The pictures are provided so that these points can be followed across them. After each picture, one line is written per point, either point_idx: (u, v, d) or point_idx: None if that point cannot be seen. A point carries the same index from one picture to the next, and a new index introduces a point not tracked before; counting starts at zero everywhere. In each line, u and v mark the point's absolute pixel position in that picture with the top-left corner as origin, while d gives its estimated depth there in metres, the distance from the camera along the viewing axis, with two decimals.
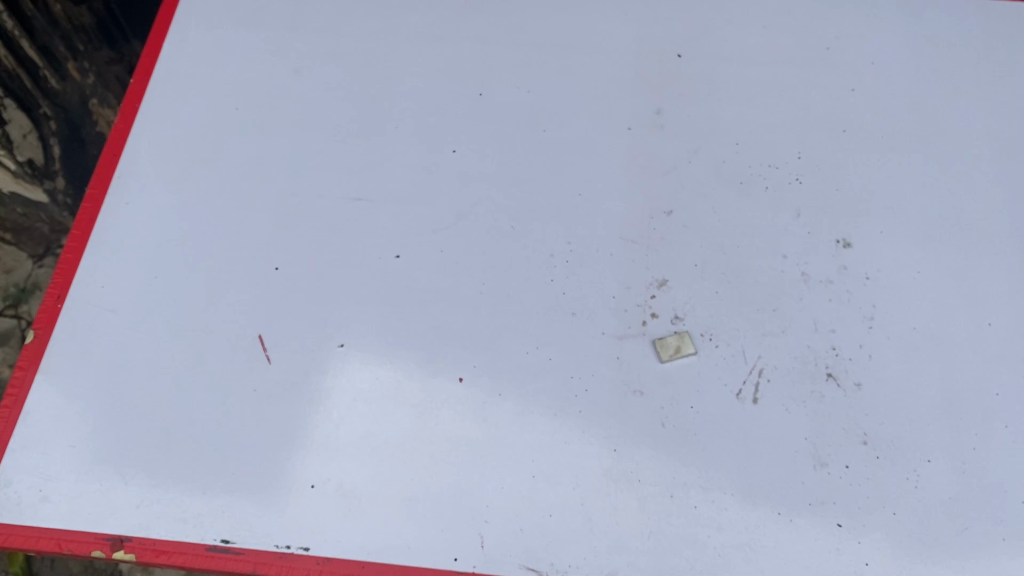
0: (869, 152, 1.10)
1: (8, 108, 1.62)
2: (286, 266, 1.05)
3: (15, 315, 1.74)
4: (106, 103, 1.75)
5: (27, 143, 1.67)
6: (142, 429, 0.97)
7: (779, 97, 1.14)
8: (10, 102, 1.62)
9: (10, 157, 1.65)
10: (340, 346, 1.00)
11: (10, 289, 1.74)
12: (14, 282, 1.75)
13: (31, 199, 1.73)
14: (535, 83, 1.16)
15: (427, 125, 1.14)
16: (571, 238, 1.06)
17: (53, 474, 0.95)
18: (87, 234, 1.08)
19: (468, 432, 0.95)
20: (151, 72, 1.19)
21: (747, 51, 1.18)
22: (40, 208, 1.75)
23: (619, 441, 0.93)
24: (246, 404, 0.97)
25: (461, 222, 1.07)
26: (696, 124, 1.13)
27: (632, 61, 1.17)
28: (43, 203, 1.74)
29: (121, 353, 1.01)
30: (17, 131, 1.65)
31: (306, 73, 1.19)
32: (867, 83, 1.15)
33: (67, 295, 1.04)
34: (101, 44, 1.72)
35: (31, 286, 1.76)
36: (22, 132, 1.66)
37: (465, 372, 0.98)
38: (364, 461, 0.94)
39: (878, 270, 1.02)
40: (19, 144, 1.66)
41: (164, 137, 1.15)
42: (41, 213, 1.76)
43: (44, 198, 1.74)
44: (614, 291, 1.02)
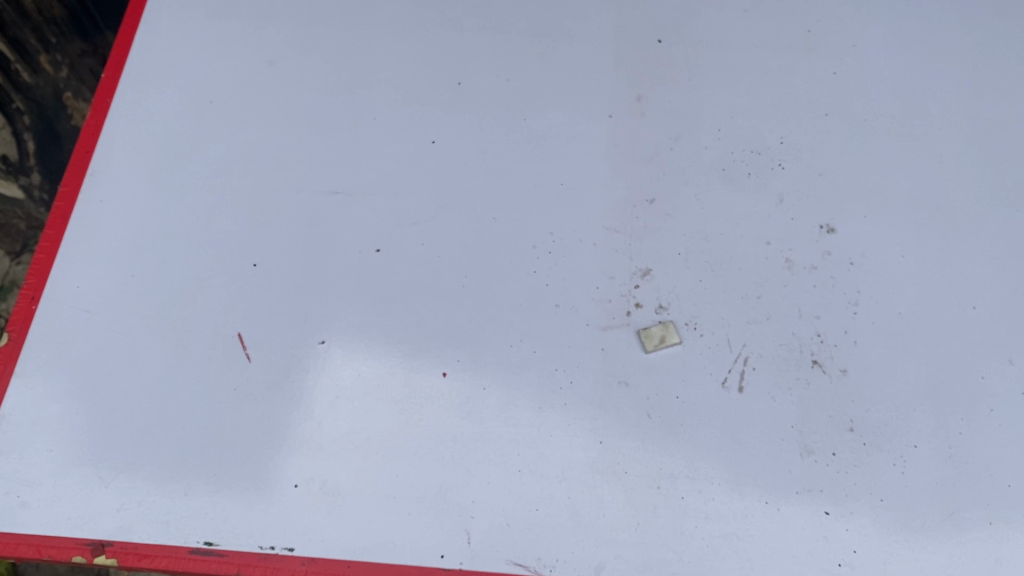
0: (852, 136, 1.09)
1: None
2: (265, 261, 1.04)
3: None
4: (81, 96, 1.72)
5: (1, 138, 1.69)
6: (121, 431, 0.96)
7: (761, 81, 1.13)
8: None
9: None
10: (322, 343, 0.99)
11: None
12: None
13: (8, 194, 1.70)
14: (514, 70, 1.15)
15: (405, 115, 1.13)
16: (553, 228, 1.04)
17: (31, 478, 0.93)
18: (61, 233, 1.06)
19: (453, 427, 0.94)
20: (122, 66, 1.17)
21: (727, 35, 1.17)
22: (16, 204, 1.70)
23: (606, 434, 0.93)
24: (227, 403, 0.96)
25: (442, 214, 1.06)
26: (678, 110, 1.12)
27: (612, 47, 1.16)
28: (19, 199, 1.70)
29: (98, 355, 0.99)
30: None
31: (281, 64, 1.17)
32: (848, 66, 1.14)
33: (42, 296, 1.03)
34: (74, 36, 1.70)
35: (10, 284, 1.67)
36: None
37: (448, 366, 0.97)
38: (347, 459, 0.93)
39: (862, 255, 1.02)
40: None
41: (137, 134, 1.13)
42: (17, 209, 1.70)
43: (20, 194, 1.70)
44: (598, 282, 1.01)
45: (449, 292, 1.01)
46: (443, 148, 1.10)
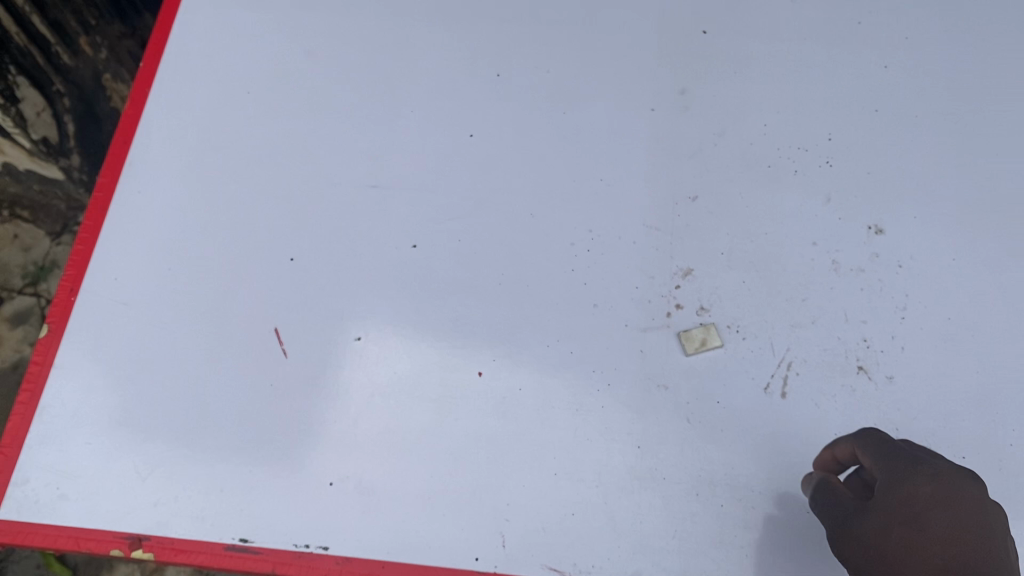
0: (902, 132, 1.06)
1: (20, 86, 1.58)
2: (302, 256, 1.03)
3: (34, 293, 1.76)
4: (119, 78, 1.77)
5: (41, 121, 1.64)
6: (159, 425, 0.96)
7: (809, 75, 1.10)
8: (23, 80, 1.58)
9: (24, 135, 1.62)
10: (358, 340, 0.99)
11: (29, 267, 1.75)
12: (32, 261, 1.76)
13: (46, 175, 1.72)
14: (554, 62, 1.12)
15: (442, 108, 1.11)
16: (593, 226, 1.03)
17: (70, 470, 0.94)
18: (99, 225, 1.06)
19: (488, 428, 0.93)
20: (161, 53, 1.15)
21: (775, 25, 1.13)
22: (57, 185, 1.76)
23: (644, 438, 0.91)
24: (264, 400, 0.96)
25: (479, 210, 1.05)
26: (722, 104, 1.09)
27: (655, 38, 1.13)
28: (59, 180, 1.75)
29: (136, 348, 1.00)
30: (30, 109, 1.61)
31: (318, 53, 1.15)
32: (901, 59, 1.10)
33: (80, 288, 1.03)
34: (113, 19, 1.71)
35: (50, 264, 1.78)
36: (36, 110, 1.62)
37: (484, 366, 0.96)
38: (383, 458, 0.93)
39: (911, 257, 0.99)
40: (32, 122, 1.63)
41: (174, 123, 1.11)
42: (57, 190, 1.76)
43: (60, 175, 1.74)
44: (638, 282, 0.99)
45: (486, 290, 1.00)
46: (482, 142, 1.09)
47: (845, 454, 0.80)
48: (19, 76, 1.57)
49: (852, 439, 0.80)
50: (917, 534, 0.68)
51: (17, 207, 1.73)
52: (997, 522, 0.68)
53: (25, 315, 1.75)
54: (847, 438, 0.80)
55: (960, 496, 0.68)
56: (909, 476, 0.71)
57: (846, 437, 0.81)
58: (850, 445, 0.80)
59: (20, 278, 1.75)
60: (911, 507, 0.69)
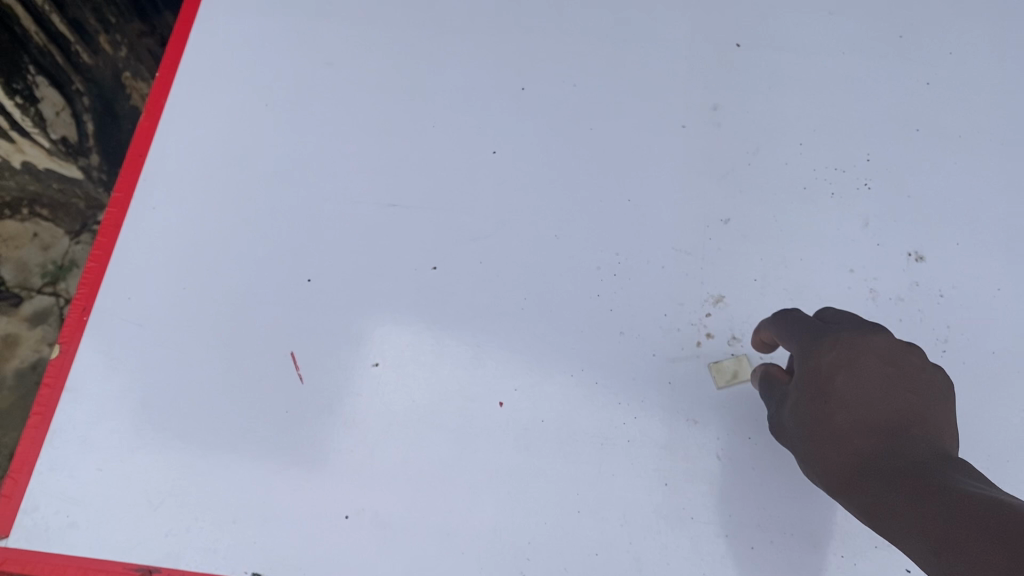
0: (945, 152, 1.02)
1: (40, 86, 1.52)
2: (320, 277, 1.00)
3: (53, 292, 1.71)
4: (139, 77, 1.69)
5: (61, 121, 1.58)
6: (172, 452, 0.93)
7: (847, 91, 1.05)
8: (42, 80, 1.52)
9: (44, 135, 1.56)
10: (376, 365, 0.96)
11: (48, 266, 1.70)
12: (51, 260, 1.70)
13: (65, 175, 1.67)
14: (581, 76, 1.08)
15: (465, 123, 1.07)
16: (621, 249, 0.99)
17: (80, 497, 0.92)
18: (113, 242, 1.03)
19: (509, 461, 0.90)
20: (176, 68, 1.11)
21: (812, 41, 1.08)
22: (75, 185, 1.69)
23: (671, 475, 0.89)
24: (278, 427, 0.93)
25: (502, 230, 1.01)
26: (756, 122, 1.05)
27: (687, 52, 1.09)
28: (79, 179, 1.68)
29: (149, 371, 0.97)
30: (51, 109, 1.55)
31: (338, 64, 1.11)
32: (944, 75, 1.06)
33: (93, 307, 1.00)
34: (134, 18, 1.63)
35: (69, 264, 1.72)
36: (56, 110, 1.56)
37: (506, 396, 0.93)
38: (399, 490, 0.90)
39: (953, 286, 0.95)
40: (52, 121, 1.56)
41: (188, 135, 1.07)
42: (76, 189, 1.70)
43: (79, 174, 1.67)
44: (667, 308, 0.96)
45: (509, 316, 0.97)
46: (506, 160, 1.05)
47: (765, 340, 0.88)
48: (37, 75, 1.50)
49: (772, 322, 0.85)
50: (830, 394, 0.74)
51: (37, 206, 1.69)
52: (910, 362, 0.74)
53: (43, 315, 1.69)
54: (768, 325, 0.86)
55: (865, 349, 0.75)
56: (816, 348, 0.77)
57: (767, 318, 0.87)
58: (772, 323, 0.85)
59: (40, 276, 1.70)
60: (819, 370, 0.76)
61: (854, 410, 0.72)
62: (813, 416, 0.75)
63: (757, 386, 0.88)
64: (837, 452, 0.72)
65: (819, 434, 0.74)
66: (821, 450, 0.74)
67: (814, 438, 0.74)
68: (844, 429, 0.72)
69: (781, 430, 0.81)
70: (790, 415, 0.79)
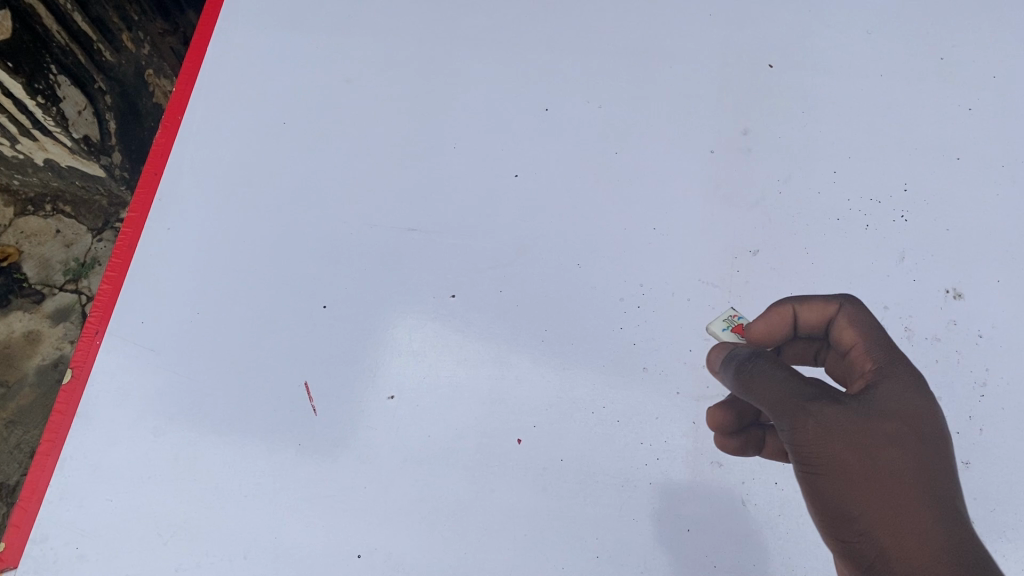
0: (986, 183, 0.99)
1: (62, 85, 1.42)
2: (336, 303, 0.97)
3: (75, 289, 1.67)
4: (162, 73, 1.61)
5: (83, 119, 1.49)
6: (183, 483, 0.91)
7: (884, 117, 1.02)
8: (64, 79, 1.42)
9: (65, 135, 1.47)
10: (391, 398, 0.93)
11: (69, 264, 1.67)
12: (73, 257, 1.67)
13: (89, 172, 1.58)
14: (608, 95, 1.04)
15: (486, 143, 1.03)
16: (645, 279, 0.96)
17: (90, 529, 0.89)
18: (128, 262, 1.00)
19: (527, 502, 0.89)
20: (194, 82, 1.08)
21: (847, 63, 1.05)
22: (99, 182, 1.63)
23: (694, 521, 0.87)
24: (292, 461, 0.91)
25: (522, 258, 0.98)
26: (788, 147, 1.01)
27: (718, 72, 1.05)
28: (101, 177, 1.60)
29: (159, 399, 0.94)
30: (73, 109, 1.45)
31: (356, 80, 1.07)
32: (986, 101, 1.02)
33: (106, 330, 0.97)
34: (154, 15, 1.54)
35: (91, 261, 1.68)
36: (78, 109, 1.46)
37: (524, 433, 0.91)
38: (415, 529, 0.88)
39: (993, 325, 0.92)
40: (75, 121, 1.47)
41: (203, 154, 1.04)
42: (99, 186, 1.64)
43: (100, 172, 1.58)
44: (693, 343, 0.92)
45: (529, 348, 0.94)
46: (528, 183, 1.01)
47: (779, 313, 0.90)
48: (59, 74, 1.40)
49: (836, 309, 0.90)
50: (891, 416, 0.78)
51: (60, 202, 1.69)
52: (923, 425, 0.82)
53: (66, 312, 1.65)
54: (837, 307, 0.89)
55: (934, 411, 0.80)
56: (896, 368, 0.82)
57: (821, 297, 0.91)
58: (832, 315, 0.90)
59: (61, 273, 1.66)
60: (900, 418, 0.78)
61: (921, 478, 0.74)
62: (871, 454, 0.75)
63: (737, 357, 0.85)
64: (884, 503, 0.73)
65: (866, 477, 0.75)
66: (859, 483, 0.75)
67: (854, 468, 0.75)
68: (903, 491, 0.74)
69: (777, 411, 0.79)
70: (827, 419, 0.77)
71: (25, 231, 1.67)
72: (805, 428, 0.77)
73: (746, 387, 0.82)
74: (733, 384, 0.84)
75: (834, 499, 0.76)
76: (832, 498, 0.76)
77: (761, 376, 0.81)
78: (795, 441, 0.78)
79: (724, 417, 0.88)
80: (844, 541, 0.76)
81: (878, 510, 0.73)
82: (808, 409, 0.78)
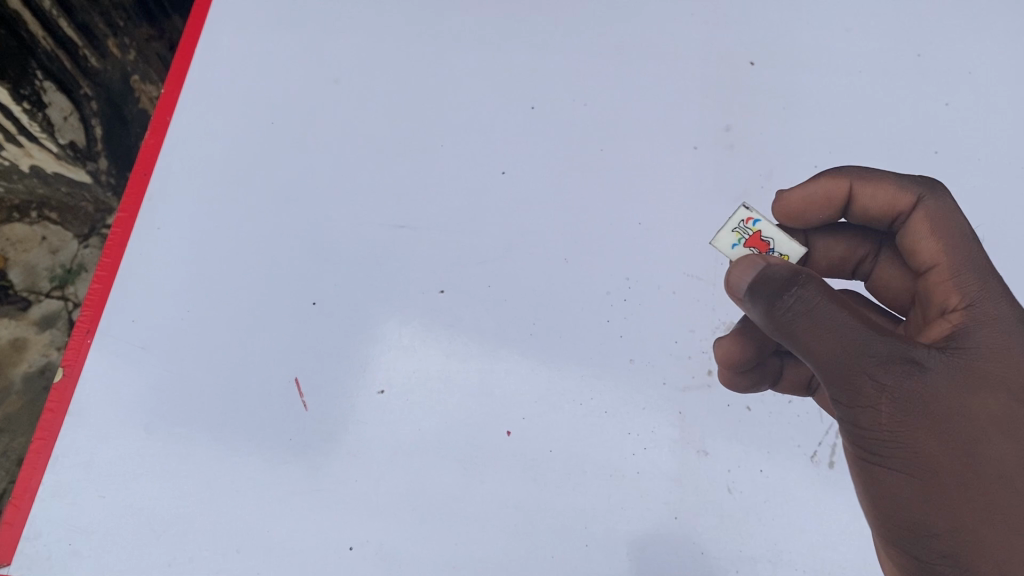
0: (963, 175, 1.01)
1: (47, 91, 1.43)
2: (326, 299, 0.98)
3: (61, 295, 1.64)
4: (148, 79, 1.59)
5: (68, 125, 1.49)
6: (174, 479, 0.92)
7: (864, 113, 1.04)
8: (49, 85, 1.42)
9: (51, 140, 1.48)
10: (381, 392, 0.94)
11: (56, 270, 1.64)
12: (60, 264, 1.64)
13: (74, 178, 1.59)
14: (593, 93, 1.06)
15: (474, 141, 1.05)
16: (631, 273, 0.97)
17: (83, 526, 0.90)
18: (118, 262, 1.00)
19: (518, 493, 0.90)
20: (182, 84, 1.09)
21: (828, 60, 1.07)
22: (84, 189, 1.62)
23: (682, 509, 0.89)
24: (284, 456, 0.92)
25: (510, 253, 0.99)
26: (771, 142, 1.02)
27: (701, 69, 1.06)
28: (86, 184, 1.60)
29: (151, 397, 0.95)
30: (58, 114, 1.46)
31: (344, 80, 1.09)
32: (963, 96, 1.05)
33: (97, 329, 0.97)
34: (141, 21, 1.53)
35: (77, 267, 1.65)
36: (63, 115, 1.47)
37: (513, 425, 0.92)
38: (406, 521, 0.89)
39: None
40: (59, 127, 1.48)
41: (193, 154, 1.05)
42: (85, 193, 1.63)
43: (87, 179, 1.59)
44: (678, 335, 0.95)
45: (518, 341, 0.95)
46: (515, 179, 1.02)
47: (832, 184, 0.83)
48: (45, 80, 1.41)
49: (912, 200, 0.81)
50: (971, 381, 0.68)
51: (46, 208, 1.65)
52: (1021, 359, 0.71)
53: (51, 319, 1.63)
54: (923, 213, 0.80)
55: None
56: (988, 295, 0.73)
57: (894, 179, 0.82)
58: (904, 203, 0.82)
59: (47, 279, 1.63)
60: (992, 378, 0.68)
61: (1016, 476, 0.66)
62: (955, 445, 0.67)
63: (770, 286, 0.71)
64: (969, 511, 0.66)
65: (949, 476, 0.66)
66: (935, 467, 0.67)
67: (936, 464, 0.67)
68: (989, 478, 0.66)
69: (838, 379, 0.69)
70: (904, 395, 0.67)
71: (12, 238, 1.63)
72: (877, 405, 0.68)
73: (798, 340, 0.69)
74: (765, 321, 0.72)
75: (905, 500, 0.68)
76: (902, 499, 0.68)
77: (813, 321, 0.68)
78: (862, 422, 0.69)
79: (734, 350, 0.84)
80: (912, 547, 0.69)
81: (949, 503, 0.66)
82: (873, 375, 0.67)
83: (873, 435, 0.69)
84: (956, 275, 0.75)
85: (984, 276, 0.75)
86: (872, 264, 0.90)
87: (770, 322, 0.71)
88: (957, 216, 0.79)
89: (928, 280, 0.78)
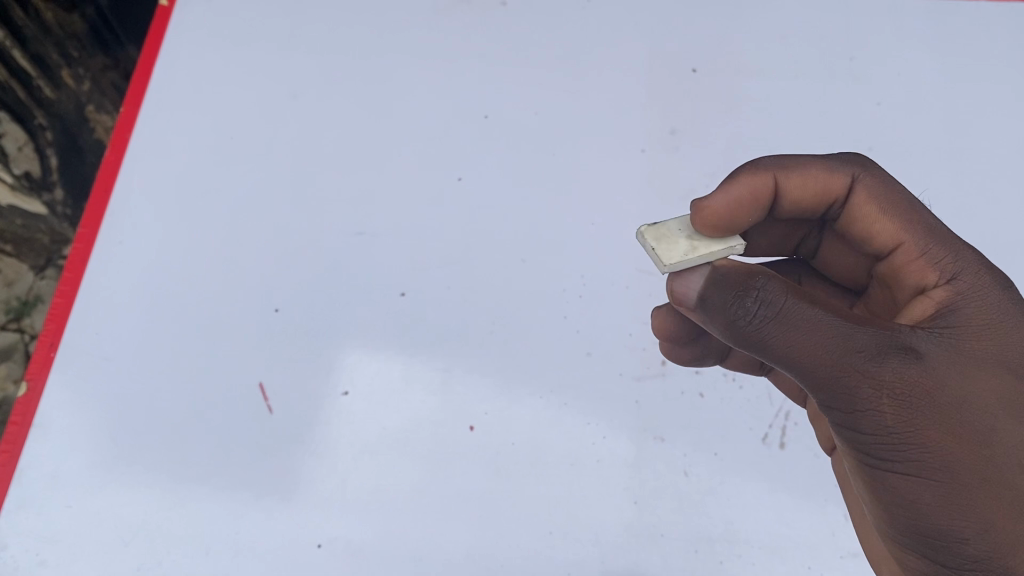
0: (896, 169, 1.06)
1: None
2: (289, 305, 1.00)
3: (17, 329, 1.43)
4: (104, 109, 1.51)
5: (23, 156, 1.42)
6: (141, 485, 0.92)
7: (801, 114, 1.09)
8: (4, 115, 1.38)
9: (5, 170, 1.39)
10: (345, 394, 0.96)
11: (10, 303, 1.43)
12: (15, 297, 1.44)
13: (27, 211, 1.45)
14: (545, 101, 1.10)
15: (430, 149, 1.08)
16: (586, 271, 1.01)
17: (50, 537, 0.90)
18: (79, 276, 1.01)
19: (483, 486, 0.92)
20: (141, 102, 1.10)
21: (766, 66, 1.12)
22: (37, 219, 1.46)
23: (641, 493, 0.92)
24: (248, 458, 0.93)
25: (468, 255, 1.02)
26: (714, 144, 1.07)
27: (646, 76, 1.11)
28: (42, 215, 1.45)
29: (115, 406, 0.95)
30: (12, 144, 1.40)
31: (302, 94, 1.12)
32: (893, 96, 1.11)
33: (61, 342, 0.98)
34: (95, 51, 1.48)
35: (34, 299, 1.46)
36: (18, 145, 1.40)
37: (476, 419, 0.95)
38: (373, 517, 0.91)
39: None
40: (13, 156, 1.40)
41: (154, 169, 1.07)
42: (39, 225, 1.46)
43: (42, 209, 1.45)
44: (633, 328, 0.98)
45: (478, 340, 0.98)
46: (471, 185, 1.06)
47: (758, 182, 0.81)
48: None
49: (846, 181, 0.83)
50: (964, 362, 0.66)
51: None
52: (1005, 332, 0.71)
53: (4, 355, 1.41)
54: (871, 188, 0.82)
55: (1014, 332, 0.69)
56: (964, 264, 0.75)
57: (821, 165, 0.83)
58: (838, 185, 0.83)
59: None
60: (982, 357, 0.67)
61: None
62: (971, 438, 0.64)
63: (733, 301, 0.69)
64: (1000, 509, 0.63)
65: (974, 473, 0.63)
66: (949, 461, 0.63)
67: (957, 462, 0.63)
68: (1005, 464, 0.63)
69: (828, 386, 0.65)
70: (903, 391, 0.64)
71: None
72: (879, 407, 0.64)
73: (775, 348, 0.66)
74: (738, 334, 0.68)
75: (928, 508, 0.64)
76: (924, 508, 0.64)
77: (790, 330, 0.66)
78: (865, 429, 0.65)
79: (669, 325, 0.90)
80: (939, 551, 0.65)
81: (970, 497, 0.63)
82: (867, 372, 0.64)
83: (880, 442, 0.65)
84: (920, 249, 0.77)
85: (948, 249, 0.76)
86: (816, 240, 0.94)
87: (738, 333, 0.68)
88: (893, 190, 0.81)
89: (894, 261, 0.80)
